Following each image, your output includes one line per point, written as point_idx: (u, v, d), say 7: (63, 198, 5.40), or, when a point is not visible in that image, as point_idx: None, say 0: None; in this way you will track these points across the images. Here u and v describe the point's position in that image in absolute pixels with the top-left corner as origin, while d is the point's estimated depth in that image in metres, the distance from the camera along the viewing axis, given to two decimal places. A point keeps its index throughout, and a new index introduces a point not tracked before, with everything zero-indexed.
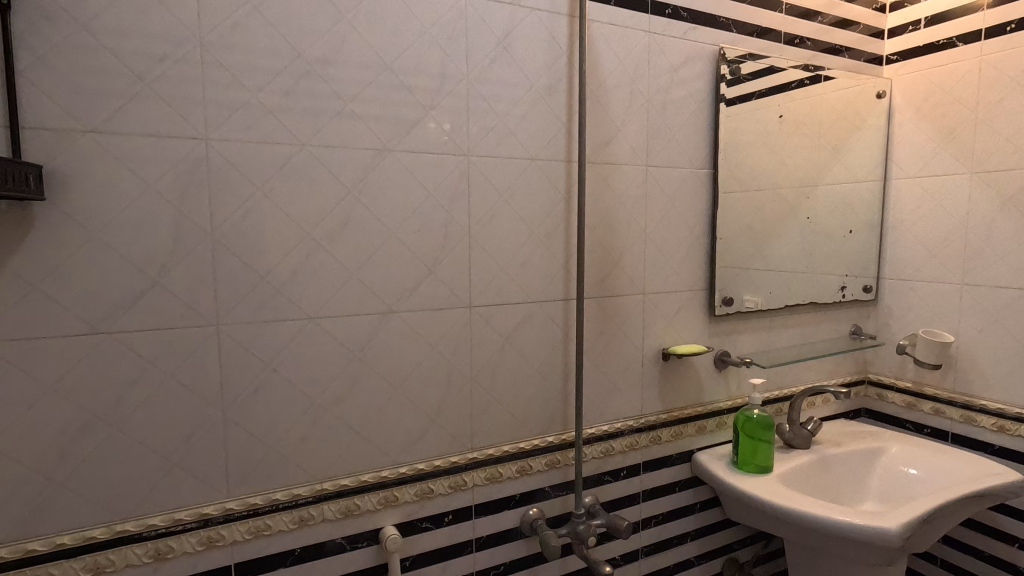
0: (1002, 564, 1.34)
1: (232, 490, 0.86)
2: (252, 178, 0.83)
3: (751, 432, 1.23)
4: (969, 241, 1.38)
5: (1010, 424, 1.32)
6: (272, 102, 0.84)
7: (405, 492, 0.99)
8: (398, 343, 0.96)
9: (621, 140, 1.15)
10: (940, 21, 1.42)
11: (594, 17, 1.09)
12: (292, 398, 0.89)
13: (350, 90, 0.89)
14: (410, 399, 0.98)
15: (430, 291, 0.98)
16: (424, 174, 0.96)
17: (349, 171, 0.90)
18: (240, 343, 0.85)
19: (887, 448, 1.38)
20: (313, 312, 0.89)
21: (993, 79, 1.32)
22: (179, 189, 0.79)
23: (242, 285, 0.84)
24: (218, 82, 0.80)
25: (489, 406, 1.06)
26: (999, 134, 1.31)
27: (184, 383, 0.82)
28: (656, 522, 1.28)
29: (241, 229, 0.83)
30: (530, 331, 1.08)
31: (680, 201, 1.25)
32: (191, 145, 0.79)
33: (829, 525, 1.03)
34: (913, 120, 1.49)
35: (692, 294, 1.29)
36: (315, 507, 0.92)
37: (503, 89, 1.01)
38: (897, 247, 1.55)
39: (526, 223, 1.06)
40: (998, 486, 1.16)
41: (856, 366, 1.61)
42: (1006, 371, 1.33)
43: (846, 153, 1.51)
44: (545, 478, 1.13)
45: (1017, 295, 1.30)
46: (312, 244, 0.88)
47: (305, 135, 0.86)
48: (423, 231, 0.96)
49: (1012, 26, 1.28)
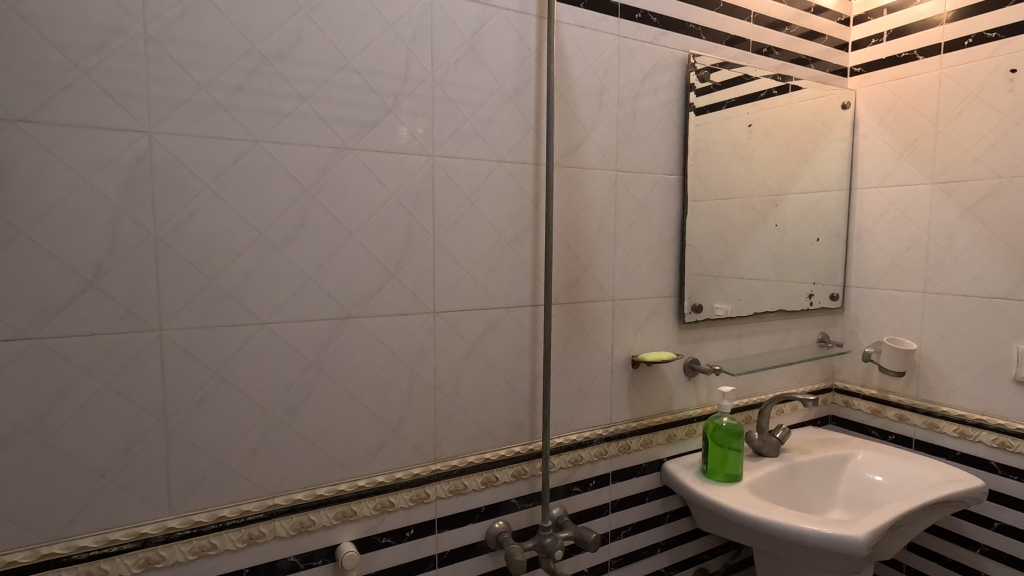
0: (964, 569, 1.35)
1: (175, 508, 0.80)
2: (199, 175, 0.79)
3: (720, 440, 1.21)
4: (931, 250, 1.41)
5: (971, 429, 1.34)
6: (221, 97, 0.79)
7: (363, 507, 0.94)
8: (358, 351, 0.92)
9: (591, 144, 1.13)
10: (901, 35, 1.45)
11: (564, 18, 1.08)
12: (243, 409, 0.84)
13: (307, 89, 0.85)
14: (370, 409, 0.94)
15: (392, 296, 0.94)
16: (387, 174, 0.92)
17: (306, 170, 0.86)
18: (185, 349, 0.79)
19: (853, 454, 1.39)
20: (267, 317, 0.85)
21: (953, 92, 1.35)
22: (119, 184, 0.74)
23: (189, 289, 0.79)
24: (161, 74, 0.75)
25: (454, 415, 1.02)
26: (958, 145, 1.35)
27: (122, 393, 0.76)
28: (625, 533, 1.26)
29: (187, 229, 0.78)
30: (497, 338, 1.05)
31: (650, 207, 1.24)
32: (133, 138, 0.75)
33: (799, 535, 1.02)
34: (876, 131, 1.52)
35: (661, 300, 1.27)
36: (265, 523, 0.86)
37: (469, 92, 0.99)
38: (862, 255, 1.57)
39: (493, 227, 1.03)
40: (961, 492, 1.17)
41: (823, 373, 1.62)
42: (967, 377, 1.36)
43: (814, 162, 1.53)
44: (511, 489, 1.10)
45: (976, 302, 1.33)
46: (265, 245, 0.84)
47: (258, 131, 0.82)
48: (384, 233, 0.93)
49: (970, 40, 1.31)
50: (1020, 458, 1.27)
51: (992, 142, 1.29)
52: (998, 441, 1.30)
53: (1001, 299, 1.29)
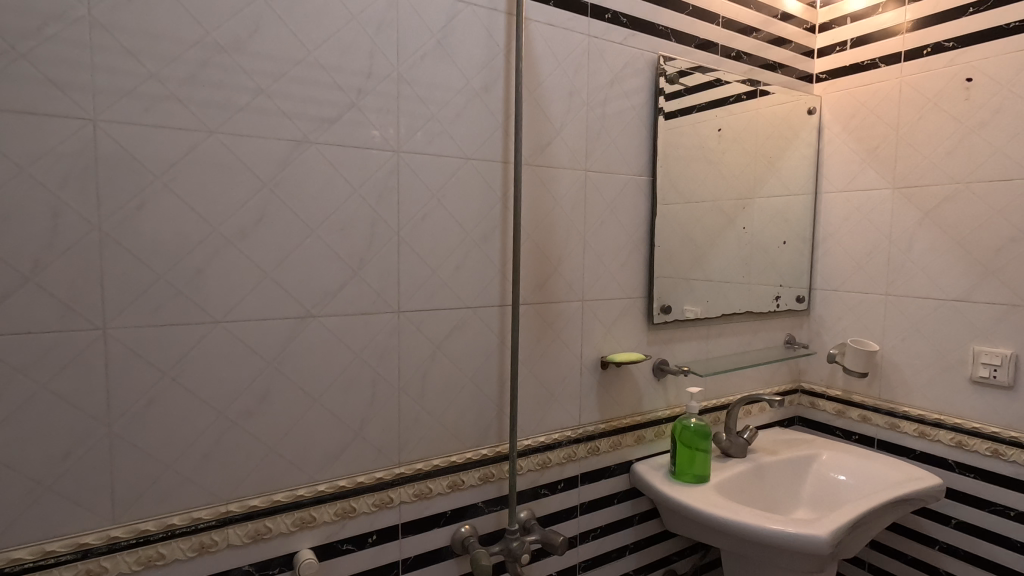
0: (923, 566, 1.38)
1: (119, 516, 0.76)
2: (149, 166, 0.75)
3: (688, 441, 1.22)
4: (893, 253, 1.44)
5: (931, 429, 1.37)
6: (173, 87, 0.76)
7: (323, 512, 0.91)
8: (318, 351, 0.89)
9: (560, 144, 1.13)
10: (864, 43, 1.48)
11: (534, 16, 1.07)
12: (194, 411, 0.80)
13: (264, 81, 0.82)
14: (331, 411, 0.91)
15: (355, 294, 0.92)
16: (350, 170, 0.90)
17: (264, 164, 0.83)
18: (132, 349, 0.76)
19: (818, 455, 1.41)
20: (221, 316, 0.81)
21: (912, 99, 1.39)
22: (60, 175, 0.70)
23: (136, 285, 0.75)
24: (108, 61, 0.72)
25: (418, 417, 1.00)
26: (917, 151, 1.38)
27: (62, 395, 0.72)
28: (594, 536, 1.25)
29: (134, 223, 0.75)
30: (464, 338, 1.04)
31: (620, 207, 1.23)
32: (77, 126, 0.71)
33: (764, 535, 1.03)
34: (840, 137, 1.55)
35: (631, 301, 1.27)
36: (218, 532, 0.83)
37: (436, 88, 0.97)
38: (828, 258, 1.60)
39: (460, 226, 1.01)
40: (920, 490, 1.19)
41: (790, 374, 1.64)
42: (926, 377, 1.39)
43: (781, 166, 1.55)
44: (478, 493, 1.08)
45: (935, 305, 1.36)
46: (220, 241, 0.80)
47: (213, 122, 0.79)
48: (347, 230, 0.90)
49: (928, 49, 1.35)
50: (975, 457, 1.30)
51: (949, 149, 1.32)
52: (955, 440, 1.33)
53: (958, 301, 1.32)
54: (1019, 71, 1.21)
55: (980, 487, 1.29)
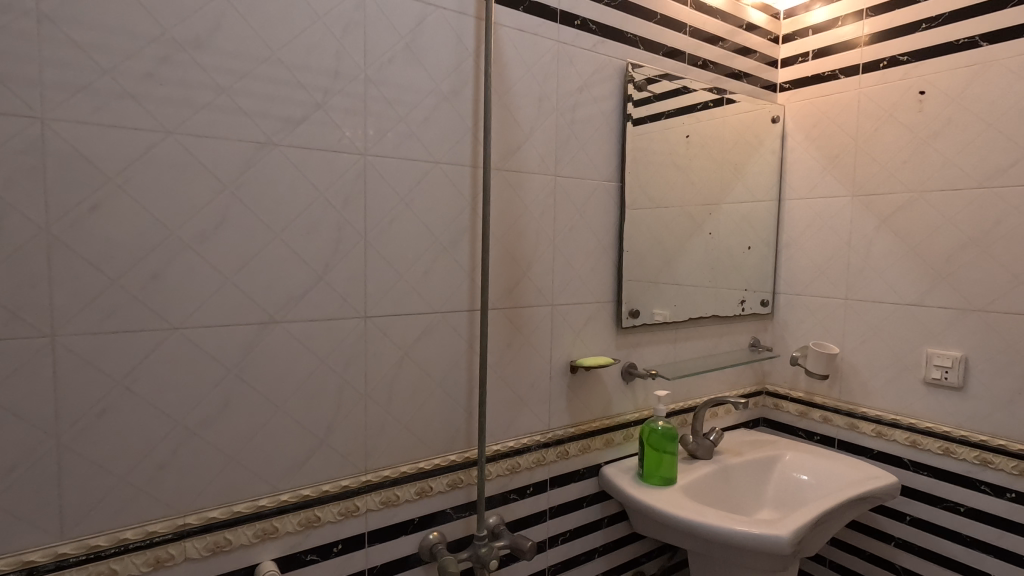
0: (881, 562, 1.43)
1: (68, 532, 0.73)
2: (102, 166, 0.72)
3: (655, 444, 1.23)
4: (852, 260, 1.49)
5: (887, 429, 1.42)
6: (128, 85, 0.73)
7: (286, 522, 0.89)
8: (282, 358, 0.87)
9: (529, 149, 1.13)
10: (824, 54, 1.53)
11: (502, 20, 1.07)
12: (150, 420, 0.77)
13: (226, 80, 0.80)
14: (295, 419, 0.89)
15: (320, 299, 0.90)
16: (315, 173, 0.88)
17: (226, 165, 0.81)
18: (82, 357, 0.73)
19: (781, 455, 1.44)
20: (179, 321, 0.79)
21: (869, 110, 1.44)
22: (4, 175, 0.67)
23: (87, 291, 0.73)
24: (57, 57, 0.69)
25: (385, 424, 0.98)
26: (875, 160, 1.43)
27: (5, 405, 0.69)
28: (563, 539, 1.25)
29: (86, 226, 0.72)
30: (432, 343, 1.03)
31: (589, 212, 1.24)
32: (23, 124, 0.68)
33: (729, 535, 1.04)
34: (802, 145, 1.60)
35: (600, 306, 1.28)
36: (175, 545, 0.80)
37: (404, 92, 0.96)
38: (791, 263, 1.64)
39: (428, 230, 1.01)
40: (878, 488, 1.23)
41: (754, 377, 1.68)
42: (883, 379, 1.44)
43: (746, 173, 1.59)
44: (447, 499, 1.07)
45: (891, 309, 1.41)
46: (178, 245, 0.78)
47: (170, 122, 0.76)
48: (312, 234, 0.89)
49: (884, 62, 1.40)
50: (929, 455, 1.35)
51: (904, 159, 1.37)
52: (910, 439, 1.38)
53: (912, 305, 1.37)
54: (969, 86, 1.26)
55: (934, 484, 1.34)
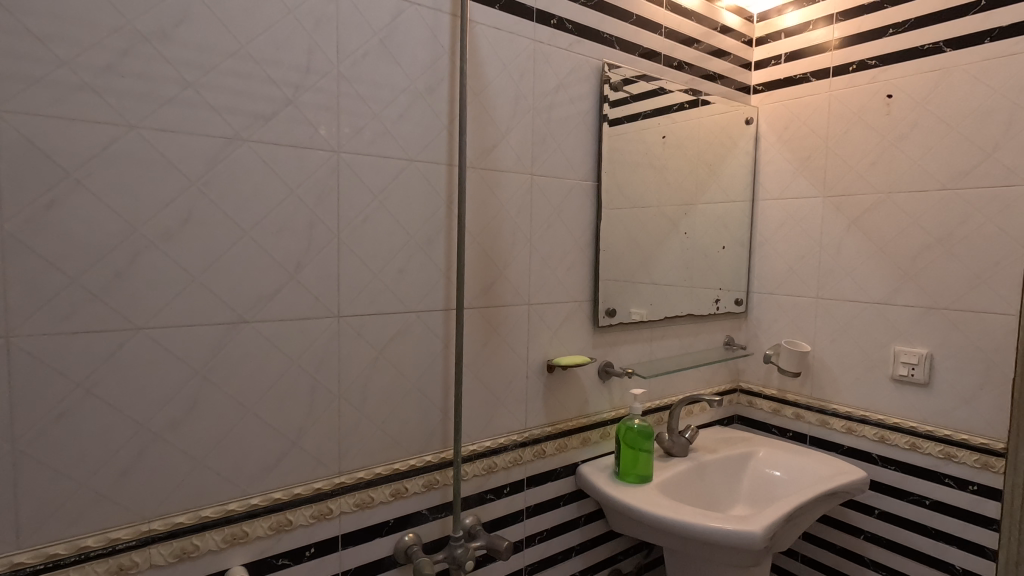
0: (850, 555, 1.46)
1: (24, 540, 0.70)
2: (61, 161, 0.70)
3: (632, 442, 1.24)
4: (823, 259, 1.51)
5: (857, 424, 1.45)
6: (88, 77, 0.71)
7: (256, 527, 0.87)
8: (252, 359, 0.85)
9: (505, 148, 1.12)
10: (796, 57, 1.56)
11: (478, 18, 1.06)
12: (112, 423, 0.75)
13: (192, 74, 0.78)
14: (266, 421, 0.87)
15: (291, 299, 0.88)
16: (286, 170, 0.86)
17: (193, 161, 0.79)
18: (40, 358, 0.70)
19: (755, 452, 1.47)
20: (143, 321, 0.76)
21: (839, 112, 1.47)
22: None
23: (44, 290, 0.70)
24: (12, 46, 0.66)
25: (359, 425, 0.97)
26: (845, 162, 1.46)
27: None
28: (540, 539, 1.25)
29: (44, 222, 0.69)
30: (407, 343, 1.02)
31: (566, 211, 1.25)
32: None
33: (703, 531, 1.06)
34: (775, 146, 1.62)
35: (577, 305, 1.28)
36: (139, 552, 0.78)
37: (377, 89, 0.95)
38: (764, 262, 1.66)
39: (403, 228, 0.99)
40: (847, 483, 1.26)
41: (729, 375, 1.70)
42: (853, 376, 1.47)
43: (721, 174, 1.61)
44: (423, 500, 1.06)
45: (861, 308, 1.44)
46: (141, 243, 0.76)
47: (133, 116, 0.74)
48: (283, 232, 0.87)
49: (854, 66, 1.43)
50: (896, 450, 1.38)
51: (872, 161, 1.41)
52: (878, 434, 1.41)
53: (880, 304, 1.41)
54: (933, 90, 1.30)
55: (901, 478, 1.37)
